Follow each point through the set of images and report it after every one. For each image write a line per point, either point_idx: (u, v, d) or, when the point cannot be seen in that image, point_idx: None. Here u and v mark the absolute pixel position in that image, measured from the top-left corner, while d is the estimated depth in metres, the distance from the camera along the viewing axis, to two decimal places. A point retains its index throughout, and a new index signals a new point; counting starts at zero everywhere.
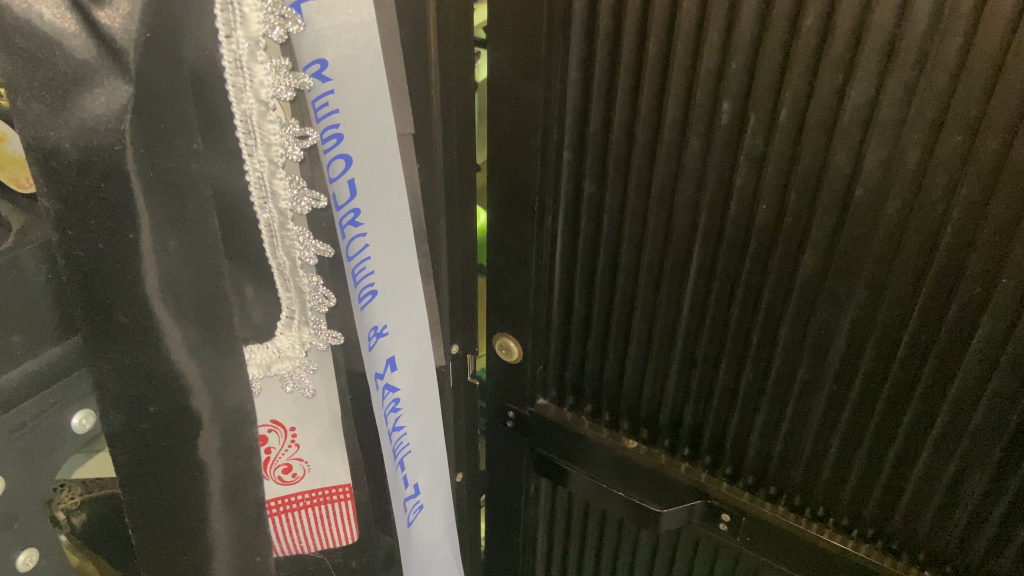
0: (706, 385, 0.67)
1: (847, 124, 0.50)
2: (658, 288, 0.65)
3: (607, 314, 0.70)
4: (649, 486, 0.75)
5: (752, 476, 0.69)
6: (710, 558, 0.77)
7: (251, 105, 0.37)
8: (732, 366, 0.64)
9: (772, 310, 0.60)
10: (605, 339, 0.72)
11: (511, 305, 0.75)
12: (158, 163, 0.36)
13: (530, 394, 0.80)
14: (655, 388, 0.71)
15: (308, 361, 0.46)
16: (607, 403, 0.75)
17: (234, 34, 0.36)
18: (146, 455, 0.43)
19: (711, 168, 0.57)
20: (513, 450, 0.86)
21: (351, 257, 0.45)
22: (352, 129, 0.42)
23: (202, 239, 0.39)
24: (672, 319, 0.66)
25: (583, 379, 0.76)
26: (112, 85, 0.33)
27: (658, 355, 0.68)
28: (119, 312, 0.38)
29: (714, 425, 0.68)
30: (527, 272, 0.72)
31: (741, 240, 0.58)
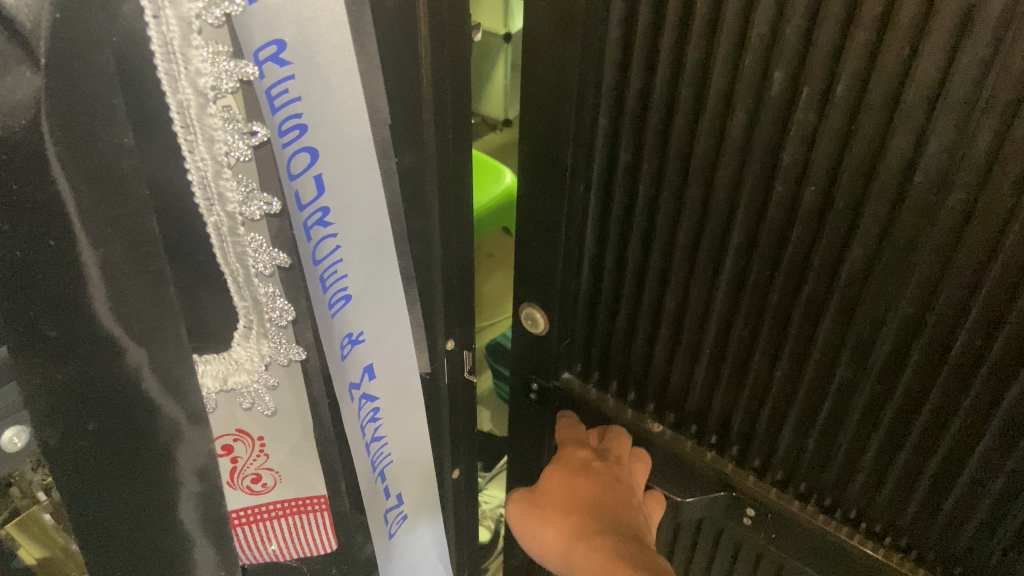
0: (738, 372, 0.63)
1: (909, 106, 0.45)
2: (691, 270, 0.63)
3: (639, 292, 0.68)
4: (673, 474, 0.73)
5: (782, 470, 0.66)
6: (732, 551, 0.75)
7: (187, 97, 0.32)
8: (766, 355, 0.60)
9: (813, 300, 0.55)
10: (634, 315, 0.69)
11: (542, 273, 0.73)
12: (83, 161, 0.32)
13: (558, 362, 0.78)
14: (689, 370, 0.68)
15: (268, 374, 0.42)
16: (631, 380, 0.74)
17: (162, 14, 0.31)
18: (91, 474, 0.39)
19: (755, 146, 0.53)
20: (534, 423, 0.84)
21: (319, 261, 0.41)
22: (318, 120, 0.37)
23: (143, 242, 0.35)
24: (706, 305, 0.63)
25: (608, 354, 0.74)
26: (20, 73, 0.29)
27: (690, 335, 0.65)
28: (45, 326, 0.34)
29: (744, 414, 0.65)
30: (562, 236, 0.69)
31: (783, 226, 0.55)
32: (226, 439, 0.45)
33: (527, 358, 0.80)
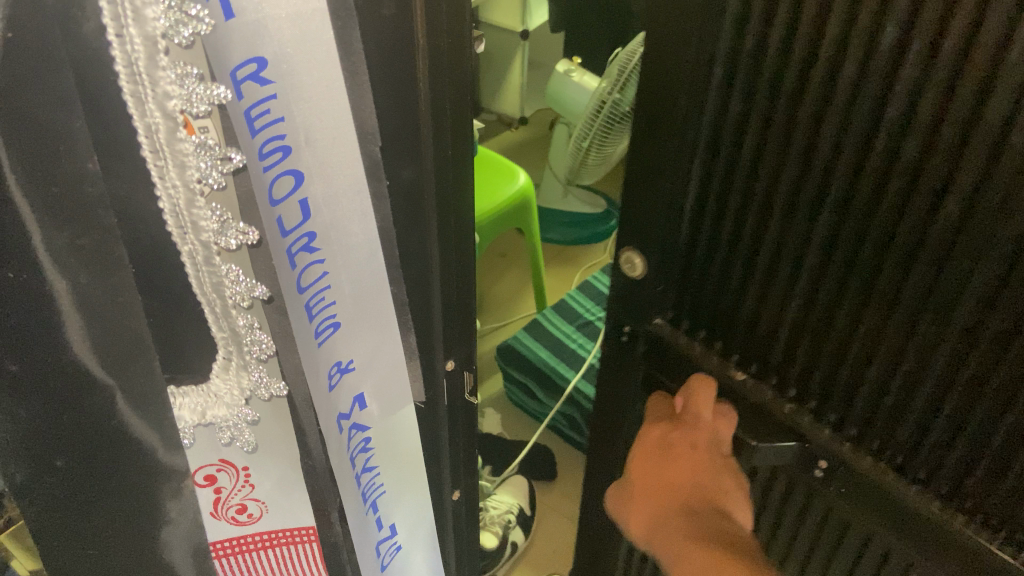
0: (821, 332, 0.56)
1: (1015, 63, 0.39)
2: (786, 231, 0.56)
3: (730, 235, 0.60)
4: None
5: (857, 426, 0.58)
6: (801, 509, 0.67)
7: (156, 121, 0.30)
8: (851, 311, 0.54)
9: (892, 273, 0.50)
10: (726, 270, 0.62)
11: (636, 214, 0.66)
12: (46, 188, 0.30)
13: (647, 310, 0.70)
14: (776, 321, 0.60)
15: (248, 408, 0.40)
16: (720, 330, 0.66)
17: (126, 32, 0.28)
18: (60, 508, 0.37)
19: (863, 99, 0.47)
20: (620, 374, 0.77)
21: (304, 289, 0.38)
22: (302, 140, 0.34)
23: (115, 273, 0.33)
24: (795, 249, 0.55)
25: (699, 303, 0.67)
26: None
27: (773, 294, 0.59)
28: (8, 360, 0.32)
29: (824, 371, 0.58)
30: (656, 177, 0.62)
31: (870, 200, 0.49)
32: (210, 469, 0.43)
33: (621, 299, 0.73)
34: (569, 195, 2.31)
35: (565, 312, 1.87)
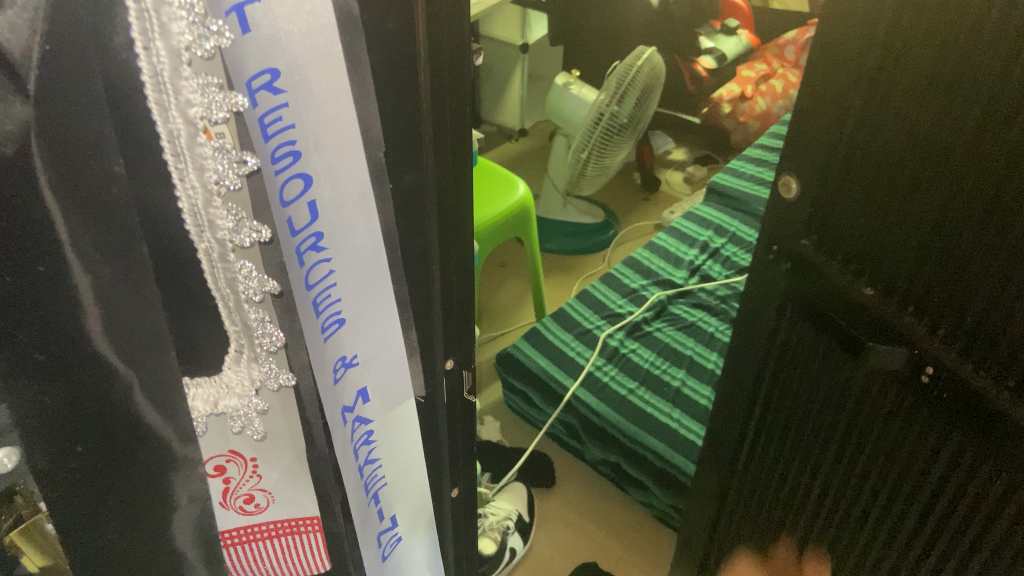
0: (884, 231, 0.61)
1: None
2: (886, 130, 0.58)
3: (900, 164, 0.58)
4: (830, 295, 0.68)
5: (956, 318, 0.57)
6: (835, 402, 0.71)
7: (177, 126, 0.32)
8: (947, 202, 0.55)
9: (1005, 177, 0.50)
10: (855, 187, 0.63)
11: (857, 138, 0.61)
12: (76, 190, 0.32)
13: (799, 230, 0.70)
14: (887, 258, 0.62)
15: (258, 399, 0.42)
16: (853, 252, 0.65)
17: (153, 46, 0.31)
18: (79, 495, 0.39)
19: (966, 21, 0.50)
20: (760, 287, 0.77)
21: (312, 285, 0.41)
22: (312, 146, 0.37)
23: (134, 269, 0.35)
24: (879, 159, 0.60)
25: (840, 221, 0.65)
26: (11, 105, 0.29)
27: (882, 194, 0.60)
28: (34, 350, 0.34)
29: (896, 261, 0.61)
30: (889, 99, 0.57)
31: (969, 115, 0.51)
32: (219, 460, 0.45)
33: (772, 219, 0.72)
34: (567, 205, 2.35)
35: (562, 320, 1.90)
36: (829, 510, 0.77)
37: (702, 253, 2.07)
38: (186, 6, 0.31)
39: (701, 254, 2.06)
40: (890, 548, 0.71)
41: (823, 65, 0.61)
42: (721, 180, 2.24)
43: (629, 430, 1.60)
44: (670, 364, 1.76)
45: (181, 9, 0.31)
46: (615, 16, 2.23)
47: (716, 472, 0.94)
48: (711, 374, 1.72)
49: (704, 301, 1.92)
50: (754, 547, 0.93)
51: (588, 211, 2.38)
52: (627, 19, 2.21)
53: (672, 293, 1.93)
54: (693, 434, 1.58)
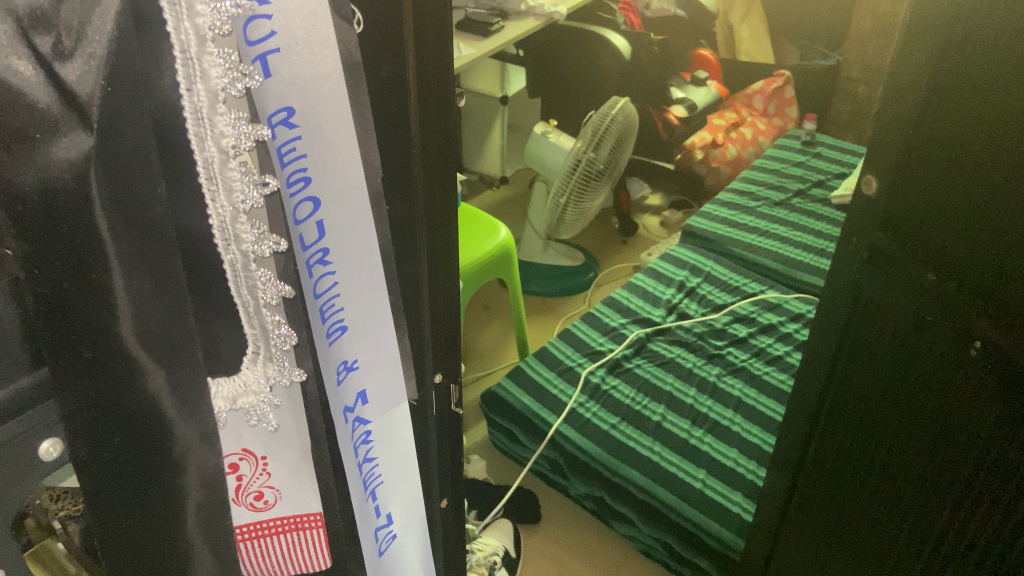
0: (944, 222, 0.73)
1: None
2: (951, 135, 0.70)
3: (958, 165, 0.70)
4: (900, 282, 0.79)
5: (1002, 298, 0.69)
6: (901, 377, 0.82)
7: (212, 154, 0.39)
8: (999, 197, 0.67)
9: None
10: (918, 184, 0.75)
11: (921, 140, 0.73)
12: (124, 209, 0.38)
13: (870, 226, 0.81)
14: (946, 246, 0.74)
15: (272, 396, 0.47)
16: (914, 241, 0.77)
17: (195, 87, 0.37)
18: (114, 483, 0.44)
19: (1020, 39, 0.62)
20: (834, 281, 0.88)
21: (318, 294, 0.47)
22: (320, 173, 0.43)
23: (167, 277, 0.40)
24: (946, 163, 0.71)
25: (906, 216, 0.77)
26: (75, 135, 0.35)
27: (945, 190, 0.72)
28: (83, 347, 0.40)
29: (956, 251, 0.73)
30: (948, 104, 0.69)
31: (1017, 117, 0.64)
32: (233, 458, 0.51)
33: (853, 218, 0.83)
34: (547, 248, 2.44)
35: (545, 359, 1.95)
36: (889, 480, 0.87)
37: (678, 291, 2.14)
38: (224, 55, 0.38)
39: (678, 293, 2.13)
40: (944, 510, 0.81)
41: (904, 75, 0.72)
42: (694, 223, 2.32)
43: (611, 463, 1.64)
44: (651, 399, 1.81)
45: (220, 57, 0.37)
46: (589, 69, 2.35)
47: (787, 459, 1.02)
48: (690, 409, 1.77)
49: (682, 338, 1.98)
50: (818, 533, 1.01)
51: (568, 254, 2.46)
52: (601, 71, 2.33)
53: (650, 331, 2.00)
54: (674, 467, 1.62)
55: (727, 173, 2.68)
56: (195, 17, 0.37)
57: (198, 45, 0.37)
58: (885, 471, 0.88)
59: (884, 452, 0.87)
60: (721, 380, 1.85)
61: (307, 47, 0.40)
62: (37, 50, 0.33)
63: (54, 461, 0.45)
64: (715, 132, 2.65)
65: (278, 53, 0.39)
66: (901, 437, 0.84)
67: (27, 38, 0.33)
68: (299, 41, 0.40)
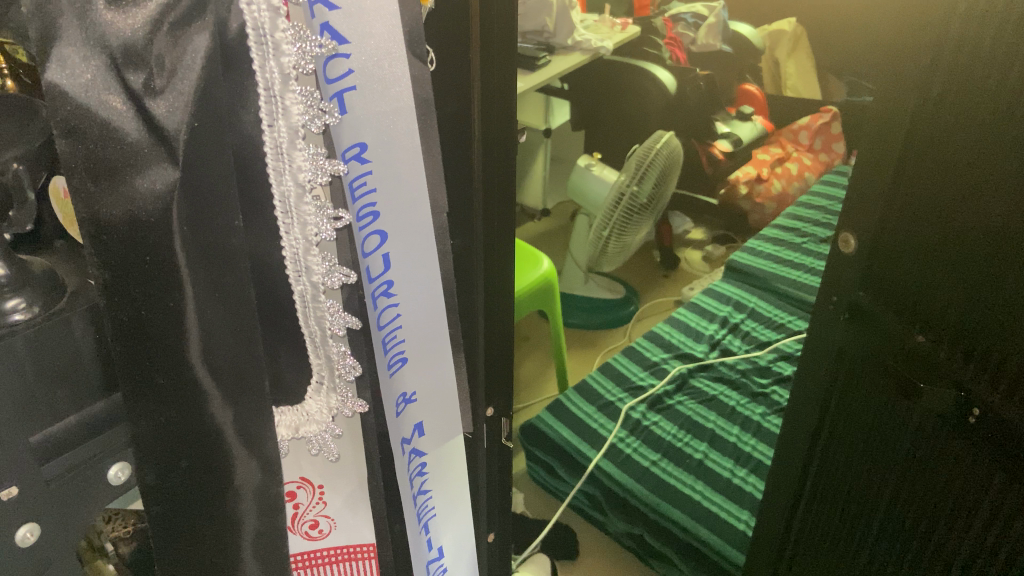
0: (923, 278, 0.61)
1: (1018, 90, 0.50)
2: (942, 190, 0.58)
3: (910, 233, 0.62)
4: (893, 349, 0.65)
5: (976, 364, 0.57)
6: (880, 457, 0.69)
7: (288, 187, 0.39)
8: (936, 254, 0.60)
9: (991, 225, 0.54)
10: (912, 235, 0.62)
11: (907, 186, 0.61)
12: (203, 240, 0.38)
13: (851, 287, 0.68)
14: (933, 298, 0.61)
15: (334, 426, 0.48)
16: (897, 303, 0.64)
17: (276, 123, 0.38)
18: (173, 509, 0.44)
19: (947, 111, 0.56)
20: (822, 345, 0.73)
21: (382, 326, 0.47)
22: (389, 208, 0.44)
23: (240, 306, 0.41)
24: (928, 212, 0.60)
25: (895, 276, 0.64)
26: (161, 168, 0.36)
27: (927, 244, 0.60)
28: (158, 375, 0.41)
29: (938, 308, 0.60)
30: (945, 137, 0.57)
31: (944, 179, 0.58)
32: (291, 485, 0.51)
33: (833, 279, 0.70)
34: (589, 281, 2.44)
35: (585, 393, 1.94)
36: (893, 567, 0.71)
37: (722, 327, 2.12)
38: (305, 93, 0.38)
39: (721, 329, 2.11)
40: None
41: (881, 108, 0.61)
42: (738, 258, 2.31)
43: (652, 501, 1.61)
44: (693, 437, 1.78)
45: (301, 95, 0.38)
46: (634, 103, 2.36)
47: (769, 544, 0.88)
48: (733, 448, 1.74)
49: (725, 375, 1.96)
50: None
51: (608, 288, 2.46)
52: (645, 106, 2.33)
53: (692, 367, 1.97)
54: (715, 506, 1.59)
55: (772, 209, 2.63)
56: (279, 56, 0.37)
57: (281, 83, 0.38)
58: (879, 556, 0.72)
59: (872, 536, 0.72)
60: (766, 420, 1.81)
61: (382, 85, 0.41)
62: (128, 87, 0.35)
63: (122, 485, 0.46)
64: (761, 167, 2.62)
65: (355, 91, 0.40)
66: (895, 516, 0.69)
67: (119, 74, 0.34)
68: (375, 79, 0.41)
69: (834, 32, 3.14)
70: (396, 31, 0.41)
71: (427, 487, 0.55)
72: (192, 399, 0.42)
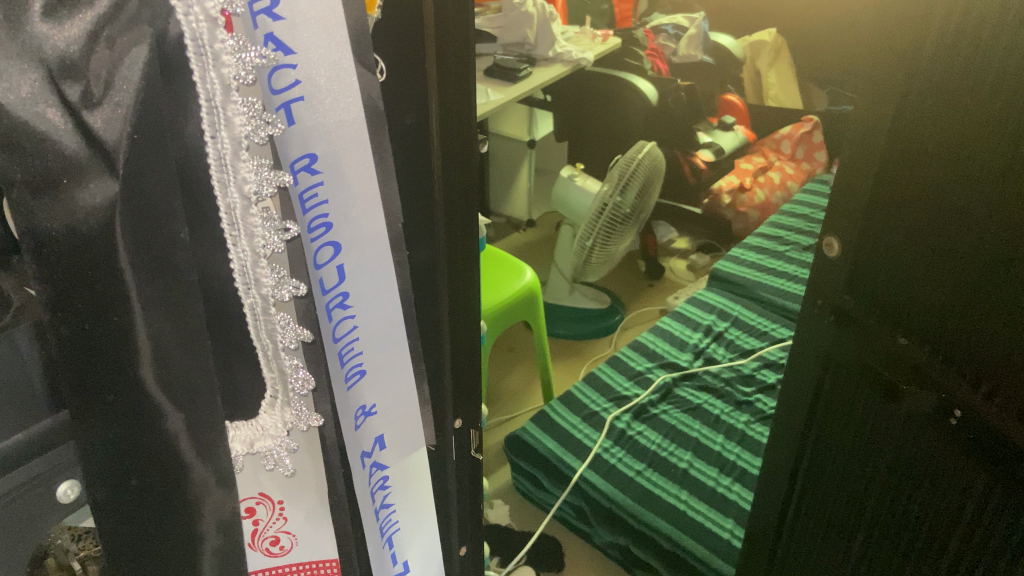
0: (905, 280, 0.61)
1: (1001, 95, 0.51)
2: (923, 192, 0.58)
3: (890, 235, 0.62)
4: (876, 352, 0.65)
5: (963, 364, 0.57)
6: (867, 458, 0.69)
7: (234, 199, 0.39)
8: (918, 256, 0.60)
9: (973, 226, 0.55)
10: (892, 237, 0.62)
11: (890, 190, 0.61)
12: (150, 254, 0.38)
13: (832, 291, 0.68)
14: (917, 299, 0.61)
15: (289, 440, 0.47)
16: (880, 305, 0.64)
17: (218, 135, 0.38)
18: (126, 528, 0.43)
19: (926, 115, 0.56)
20: (804, 349, 0.73)
21: (338, 338, 0.47)
22: (342, 219, 0.44)
23: (190, 320, 0.41)
24: (909, 214, 0.60)
25: (877, 279, 0.64)
26: (100, 180, 0.36)
27: (908, 245, 0.61)
28: (105, 392, 0.40)
29: (922, 309, 0.60)
30: (928, 140, 0.56)
31: (925, 182, 0.58)
32: (250, 502, 0.51)
33: (815, 283, 0.70)
34: (574, 291, 2.44)
35: (569, 403, 1.93)
36: (883, 567, 0.71)
37: (706, 336, 2.12)
38: (247, 104, 0.38)
39: (705, 337, 2.11)
40: None
41: (862, 113, 0.60)
42: (722, 267, 2.31)
43: (638, 511, 1.60)
44: (678, 446, 1.77)
45: (243, 105, 0.38)
46: (617, 114, 2.37)
47: (757, 548, 0.88)
48: (719, 456, 1.74)
49: (709, 384, 1.96)
50: None
51: (594, 297, 2.45)
52: (628, 117, 2.34)
53: (676, 376, 1.97)
54: (701, 516, 1.59)
55: (756, 217, 2.64)
56: (220, 67, 0.37)
57: (223, 94, 0.37)
58: (869, 556, 0.72)
59: (860, 536, 0.72)
60: (750, 428, 1.81)
61: (331, 96, 0.41)
62: (66, 100, 0.34)
63: (72, 502, 0.46)
64: (743, 176, 2.65)
65: (302, 100, 0.40)
66: (883, 517, 0.69)
67: (56, 87, 0.34)
68: (323, 89, 0.40)
69: (814, 43, 3.16)
70: (341, 41, 0.40)
71: (391, 500, 0.55)
72: (143, 415, 0.41)
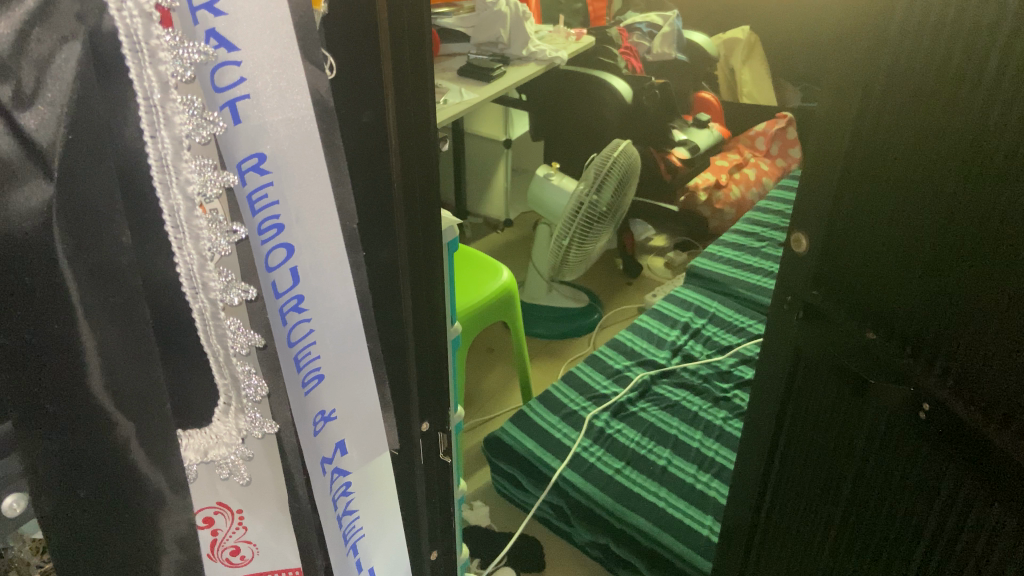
0: (872, 273, 0.61)
1: (959, 89, 0.51)
2: (886, 186, 0.58)
3: (857, 229, 0.62)
4: (846, 346, 0.65)
5: (929, 357, 0.57)
6: (838, 452, 0.69)
7: (177, 201, 0.38)
8: (884, 249, 0.60)
9: (936, 219, 0.55)
10: (857, 230, 0.62)
11: (856, 184, 0.60)
12: (91, 260, 0.37)
13: (803, 286, 0.68)
14: (883, 294, 0.61)
15: (244, 449, 0.46)
16: (848, 299, 0.64)
17: (159, 134, 0.37)
18: (73, 547, 0.40)
19: (889, 109, 0.56)
20: (776, 344, 0.73)
21: (293, 342, 0.45)
22: (293, 220, 0.43)
23: (137, 327, 0.39)
24: (875, 209, 0.60)
25: (845, 273, 0.64)
26: (35, 183, 0.34)
27: (874, 239, 0.60)
28: (46, 401, 0.37)
29: (888, 303, 0.60)
30: (892, 134, 0.56)
31: (890, 176, 0.58)
32: (207, 511, 0.49)
33: (786, 278, 0.70)
34: (552, 291, 2.43)
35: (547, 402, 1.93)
36: (856, 563, 0.70)
37: (683, 332, 2.12)
38: (188, 103, 0.37)
39: (682, 334, 2.11)
40: None
41: (826, 109, 0.60)
42: (698, 264, 2.32)
43: (617, 510, 1.60)
44: (656, 443, 1.78)
45: (185, 105, 0.37)
46: (591, 111, 2.36)
47: (733, 544, 0.87)
48: (696, 453, 1.74)
49: (687, 380, 1.96)
50: None
51: (573, 297, 2.45)
52: (602, 115, 2.34)
53: (654, 373, 1.97)
54: (679, 513, 1.59)
55: (732, 214, 2.65)
56: (156, 64, 0.36)
57: (161, 92, 0.36)
58: (842, 552, 0.72)
59: (834, 531, 0.72)
60: (727, 423, 1.81)
61: (278, 93, 0.40)
62: None
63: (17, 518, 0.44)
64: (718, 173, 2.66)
65: (248, 99, 0.39)
66: (854, 511, 0.69)
67: None
68: (269, 87, 0.39)
69: (786, 38, 3.18)
70: (287, 36, 0.39)
71: (353, 505, 0.54)
72: (90, 425, 0.39)
